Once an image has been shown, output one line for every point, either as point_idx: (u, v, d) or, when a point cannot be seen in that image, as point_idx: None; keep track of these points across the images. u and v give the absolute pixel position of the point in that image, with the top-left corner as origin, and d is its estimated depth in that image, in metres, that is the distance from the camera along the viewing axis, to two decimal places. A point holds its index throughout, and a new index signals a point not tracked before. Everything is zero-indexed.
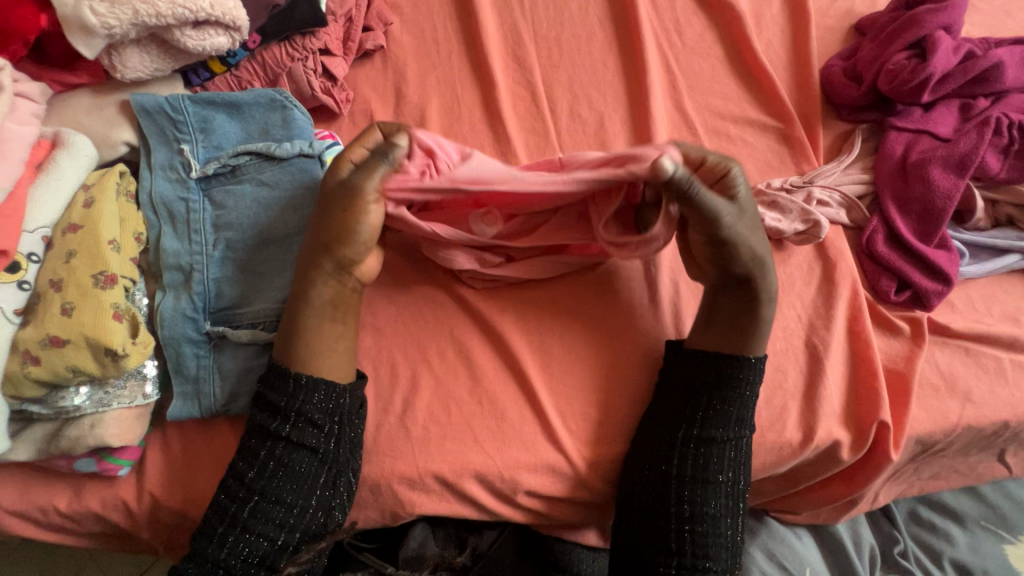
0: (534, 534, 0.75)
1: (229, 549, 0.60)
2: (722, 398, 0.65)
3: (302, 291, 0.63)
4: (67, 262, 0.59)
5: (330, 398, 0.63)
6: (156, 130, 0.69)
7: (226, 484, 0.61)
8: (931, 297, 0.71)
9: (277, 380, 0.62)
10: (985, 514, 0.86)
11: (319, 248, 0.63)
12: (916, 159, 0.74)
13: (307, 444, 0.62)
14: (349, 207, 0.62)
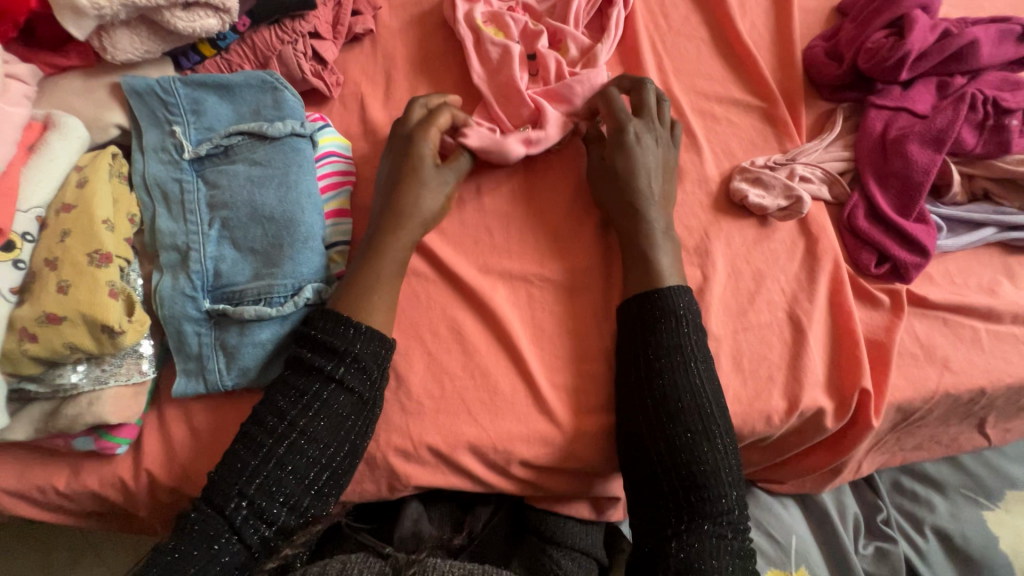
0: (530, 511, 0.76)
1: (257, 486, 0.57)
2: (676, 325, 0.66)
3: (376, 251, 0.67)
4: (62, 241, 0.60)
5: (380, 349, 0.64)
6: (148, 112, 0.70)
7: (263, 421, 0.60)
8: (910, 269, 0.73)
9: (333, 325, 0.63)
10: (965, 483, 0.89)
11: (393, 211, 0.69)
12: (895, 136, 0.76)
13: (351, 387, 0.62)
14: (416, 174, 0.70)
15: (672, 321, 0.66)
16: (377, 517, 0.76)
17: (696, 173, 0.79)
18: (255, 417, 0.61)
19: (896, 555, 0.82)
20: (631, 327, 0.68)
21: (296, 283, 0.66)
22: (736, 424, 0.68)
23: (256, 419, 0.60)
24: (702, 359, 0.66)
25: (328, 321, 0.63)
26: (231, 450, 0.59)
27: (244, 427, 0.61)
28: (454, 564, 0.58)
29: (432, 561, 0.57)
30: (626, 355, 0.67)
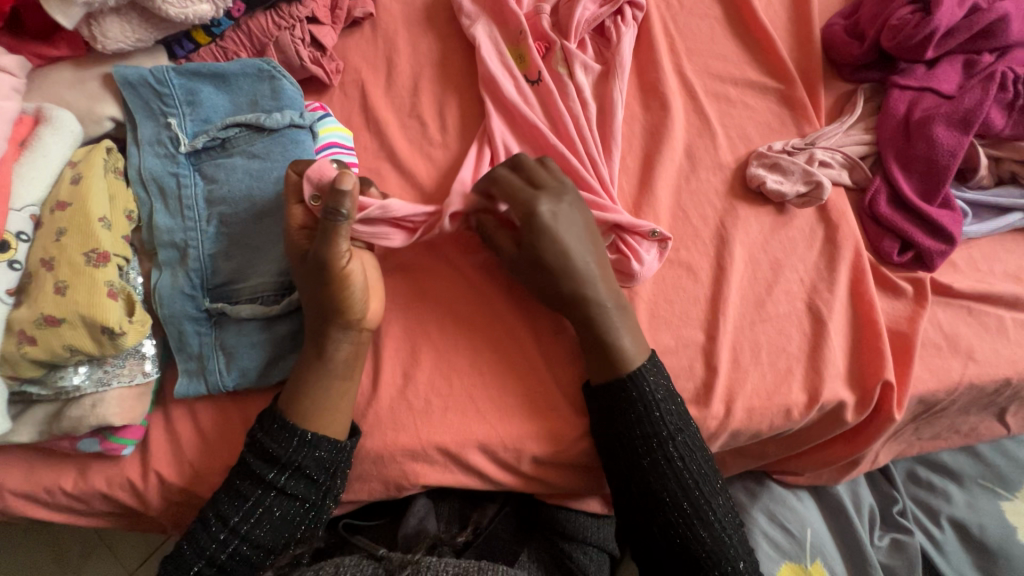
0: (535, 504, 0.77)
1: (230, 552, 0.59)
2: (652, 415, 0.63)
3: (307, 361, 0.63)
4: (57, 240, 0.58)
5: (329, 455, 0.62)
6: (141, 103, 0.67)
7: (205, 524, 0.60)
8: (935, 257, 0.71)
9: (280, 432, 0.61)
10: (983, 473, 0.87)
11: (319, 320, 0.62)
12: (920, 117, 0.73)
13: (314, 469, 0.61)
14: (326, 268, 0.59)
15: (647, 413, 0.63)
16: (385, 513, 0.75)
17: (711, 160, 0.77)
18: (200, 517, 0.60)
19: (911, 547, 0.81)
20: (602, 406, 0.64)
21: (287, 279, 0.65)
22: (754, 420, 0.66)
23: (201, 520, 0.60)
24: (684, 436, 0.63)
25: (279, 438, 0.61)
26: (179, 547, 0.60)
27: (192, 524, 0.61)
28: (449, 562, 0.58)
29: (429, 561, 0.57)
30: (610, 445, 0.64)
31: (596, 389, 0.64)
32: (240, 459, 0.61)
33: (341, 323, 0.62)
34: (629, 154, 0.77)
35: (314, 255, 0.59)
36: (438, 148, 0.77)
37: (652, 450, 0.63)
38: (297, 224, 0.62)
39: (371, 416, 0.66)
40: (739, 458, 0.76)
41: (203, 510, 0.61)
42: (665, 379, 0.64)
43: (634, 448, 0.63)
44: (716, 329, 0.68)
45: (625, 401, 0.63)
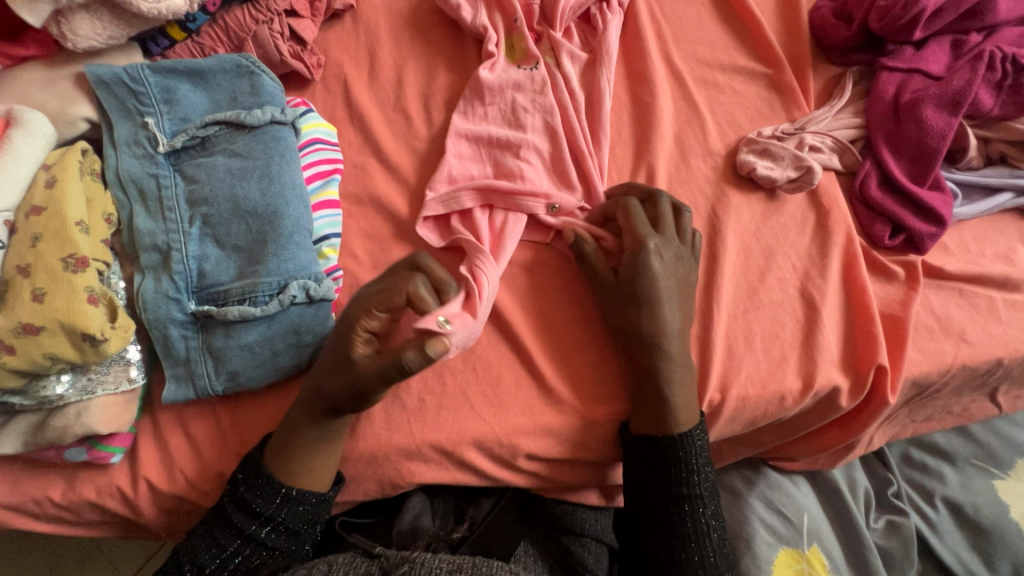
0: (534, 498, 0.75)
1: None
2: (690, 477, 0.64)
3: (297, 437, 0.60)
4: (33, 246, 0.56)
5: (311, 509, 0.62)
6: (116, 103, 0.65)
7: (178, 564, 0.59)
8: (926, 239, 0.70)
9: (264, 488, 0.60)
10: (975, 452, 0.88)
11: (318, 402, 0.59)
12: (909, 99, 0.73)
13: (295, 524, 0.61)
14: (353, 388, 0.57)
15: (688, 477, 0.64)
16: (379, 511, 0.75)
17: (700, 147, 0.76)
18: (175, 557, 0.59)
19: (907, 528, 0.81)
20: (638, 459, 0.65)
21: (277, 281, 0.62)
22: (749, 408, 0.66)
23: (174, 560, 0.59)
24: (712, 504, 0.65)
25: (261, 493, 0.60)
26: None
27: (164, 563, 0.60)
28: (443, 559, 0.56)
29: (423, 558, 0.56)
30: (644, 496, 0.65)
31: (635, 443, 0.65)
32: (219, 506, 0.60)
33: (327, 412, 0.59)
34: (619, 144, 0.76)
35: (350, 369, 0.58)
36: (424, 141, 0.76)
37: (683, 511, 0.64)
38: (365, 324, 0.59)
39: (364, 417, 0.65)
40: (735, 446, 0.76)
41: (176, 549, 0.60)
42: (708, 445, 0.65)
43: (664, 501, 0.64)
44: (709, 318, 0.68)
45: (668, 462, 0.63)
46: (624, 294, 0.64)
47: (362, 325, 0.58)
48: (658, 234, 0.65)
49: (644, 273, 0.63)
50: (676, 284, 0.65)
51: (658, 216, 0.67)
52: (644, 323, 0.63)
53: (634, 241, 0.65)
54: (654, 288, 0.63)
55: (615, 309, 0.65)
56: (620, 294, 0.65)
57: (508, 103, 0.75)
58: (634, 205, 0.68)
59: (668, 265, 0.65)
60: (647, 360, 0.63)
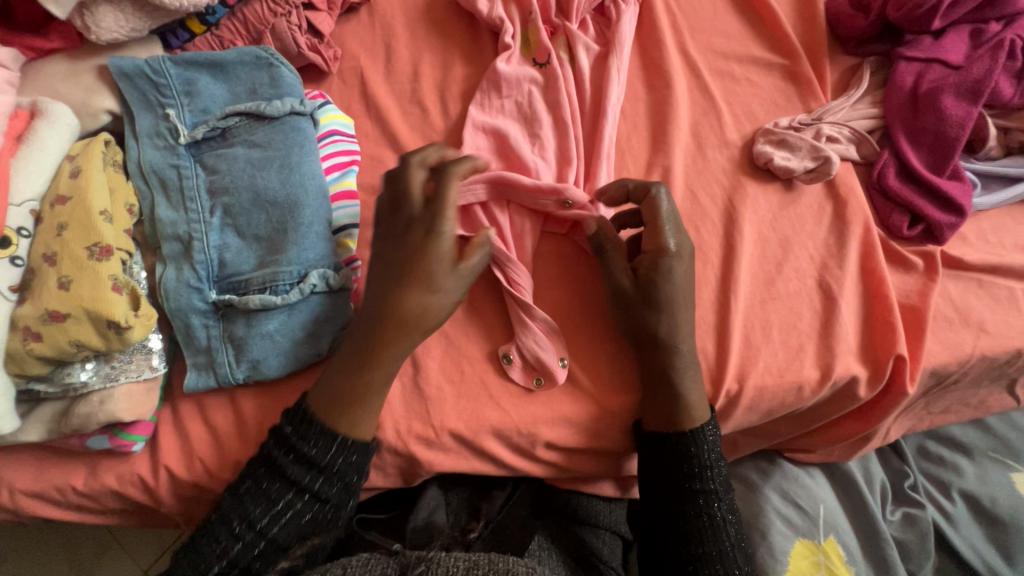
0: (548, 488, 0.76)
1: (258, 551, 0.58)
2: (703, 471, 0.64)
3: (382, 360, 0.60)
4: (59, 235, 0.57)
5: (360, 459, 0.61)
6: (138, 95, 0.66)
7: (227, 521, 0.58)
8: (944, 230, 0.70)
9: (316, 436, 0.59)
10: (992, 445, 0.88)
11: (389, 318, 0.59)
12: (928, 89, 0.72)
13: (345, 477, 0.60)
14: (449, 290, 0.60)
15: (700, 471, 0.63)
16: (396, 505, 0.75)
17: (716, 138, 0.76)
18: (222, 514, 0.58)
19: (923, 520, 0.81)
20: (653, 456, 0.65)
21: (297, 270, 0.63)
22: (767, 397, 0.66)
23: (222, 516, 0.58)
24: (726, 498, 0.65)
25: (315, 441, 0.59)
26: (196, 539, 0.58)
27: (211, 519, 0.59)
28: (459, 556, 0.56)
29: (440, 556, 0.55)
30: (659, 491, 0.65)
31: (648, 440, 0.65)
32: (269, 455, 0.59)
33: (421, 332, 0.60)
34: (635, 135, 0.76)
35: (446, 274, 0.60)
36: (440, 133, 0.76)
37: (699, 506, 0.63)
38: (448, 228, 0.60)
39: (382, 406, 0.66)
40: (751, 437, 0.76)
41: (223, 505, 0.59)
42: (719, 440, 0.65)
43: (680, 498, 0.64)
44: (727, 308, 0.68)
45: (681, 456, 0.63)
46: (637, 298, 0.64)
47: (448, 230, 0.60)
48: (677, 235, 0.64)
49: (662, 277, 0.63)
50: (686, 288, 0.64)
51: (671, 207, 0.65)
52: (660, 327, 0.63)
53: (654, 242, 0.64)
54: (664, 295, 0.63)
55: (628, 317, 0.64)
56: (636, 299, 0.64)
57: (524, 96, 0.75)
58: (659, 194, 0.65)
59: (683, 265, 0.64)
60: (654, 363, 0.63)
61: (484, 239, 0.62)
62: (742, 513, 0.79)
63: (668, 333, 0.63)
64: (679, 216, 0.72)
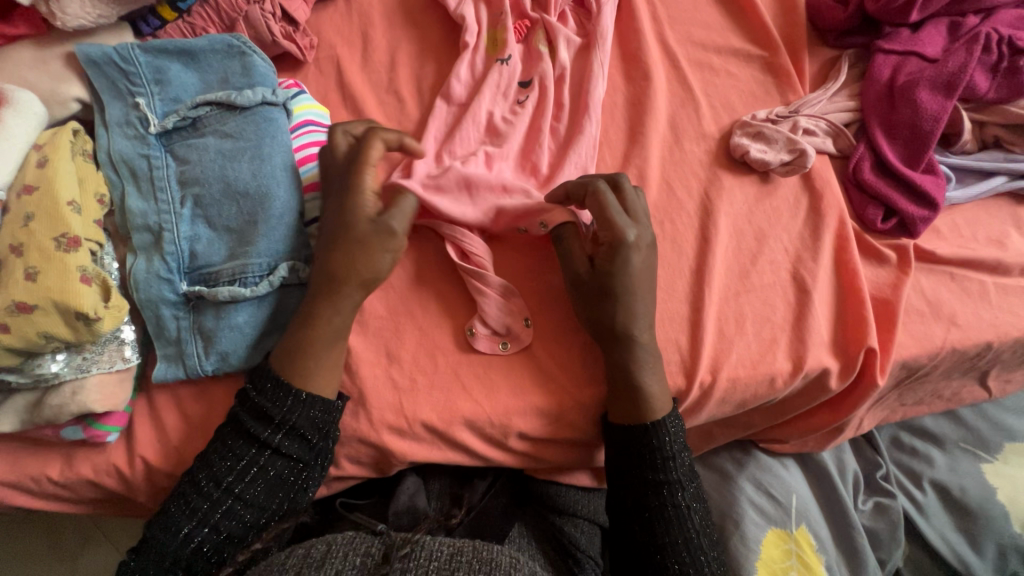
0: (526, 480, 0.78)
1: (224, 510, 0.59)
2: (667, 463, 0.64)
3: (324, 313, 0.62)
4: (26, 225, 0.56)
5: (321, 416, 0.62)
6: (107, 83, 0.65)
7: (196, 482, 0.59)
8: (918, 223, 0.70)
9: (275, 392, 0.61)
10: (964, 436, 0.89)
11: (346, 279, 0.62)
12: (904, 82, 0.72)
13: (305, 435, 0.61)
14: (382, 245, 0.62)
15: (664, 462, 0.64)
16: (375, 492, 0.77)
17: (694, 130, 0.76)
18: (191, 478, 0.60)
19: (894, 510, 0.82)
20: (618, 446, 0.65)
21: (269, 261, 0.63)
22: (740, 389, 0.67)
23: (191, 478, 0.60)
24: (690, 488, 0.65)
25: (273, 398, 0.61)
26: (167, 506, 0.59)
27: (181, 485, 0.60)
28: (443, 541, 0.56)
29: (424, 540, 0.56)
30: (623, 485, 0.65)
31: (615, 431, 0.65)
32: (233, 414, 0.61)
33: (360, 285, 0.62)
34: (612, 127, 0.76)
35: (375, 229, 0.62)
36: (416, 124, 0.76)
37: (662, 496, 0.64)
38: (367, 185, 0.63)
39: (356, 397, 0.66)
40: (725, 428, 0.77)
41: (192, 469, 0.61)
42: (683, 432, 0.66)
43: (644, 489, 0.64)
44: (700, 301, 0.68)
45: (644, 449, 0.64)
46: (594, 291, 0.63)
47: (366, 186, 0.63)
48: (635, 224, 0.63)
49: (620, 269, 0.62)
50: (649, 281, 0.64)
51: (626, 199, 0.65)
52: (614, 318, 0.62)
53: (610, 232, 0.62)
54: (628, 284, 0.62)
55: (584, 306, 0.64)
56: (592, 289, 0.63)
57: (493, 90, 0.74)
58: (602, 189, 0.64)
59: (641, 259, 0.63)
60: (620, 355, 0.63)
61: (406, 198, 0.64)
62: (716, 502, 0.81)
63: (640, 325, 0.63)
64: (655, 209, 0.72)
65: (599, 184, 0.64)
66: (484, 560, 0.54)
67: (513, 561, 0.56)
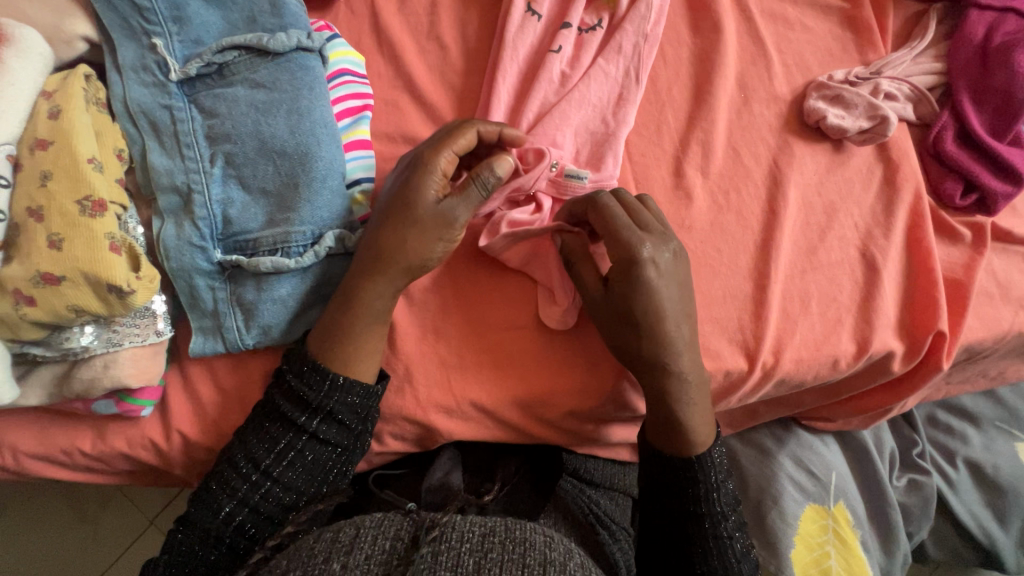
0: (545, 458, 0.74)
1: (263, 492, 0.57)
2: (710, 496, 0.59)
3: (367, 300, 0.57)
4: (43, 185, 0.50)
5: (361, 401, 0.58)
6: (118, 20, 0.57)
7: (235, 464, 0.57)
8: (999, 201, 0.66)
9: (311, 375, 0.57)
10: (1001, 415, 0.89)
11: (389, 265, 0.56)
12: (1001, 42, 0.67)
13: (343, 419, 0.58)
14: (438, 229, 0.56)
15: (706, 493, 0.59)
16: (410, 463, 0.75)
17: (765, 91, 0.70)
18: (228, 457, 0.57)
19: (928, 487, 0.83)
20: (660, 466, 0.60)
21: (313, 229, 0.58)
22: (802, 371, 0.64)
23: (230, 460, 0.57)
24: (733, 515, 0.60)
25: (308, 381, 0.57)
26: (208, 484, 0.57)
27: (219, 463, 0.58)
28: (474, 521, 0.48)
29: (453, 521, 0.47)
30: (660, 493, 0.61)
31: (653, 456, 0.61)
32: (270, 398, 0.58)
33: (411, 271, 0.57)
34: (676, 85, 0.70)
35: (434, 213, 0.56)
36: (461, 76, 0.69)
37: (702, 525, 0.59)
38: (437, 166, 0.57)
39: (403, 373, 0.63)
40: (772, 405, 0.76)
41: (230, 448, 0.58)
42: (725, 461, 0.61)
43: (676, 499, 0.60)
44: (766, 278, 0.64)
45: (685, 482, 0.59)
46: (615, 312, 0.56)
47: (439, 164, 0.56)
48: (650, 238, 0.56)
49: (643, 288, 0.54)
50: (686, 293, 0.57)
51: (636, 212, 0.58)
52: (642, 352, 0.56)
53: (624, 249, 0.55)
54: (658, 308, 0.55)
55: (613, 333, 0.57)
56: (613, 312, 0.56)
57: (525, 47, 0.68)
58: (610, 200, 0.57)
59: (674, 274, 0.56)
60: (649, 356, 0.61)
61: (479, 181, 0.56)
62: (754, 478, 0.80)
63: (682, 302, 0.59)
64: (720, 178, 0.67)
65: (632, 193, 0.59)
66: (518, 539, 0.47)
67: (548, 539, 0.49)
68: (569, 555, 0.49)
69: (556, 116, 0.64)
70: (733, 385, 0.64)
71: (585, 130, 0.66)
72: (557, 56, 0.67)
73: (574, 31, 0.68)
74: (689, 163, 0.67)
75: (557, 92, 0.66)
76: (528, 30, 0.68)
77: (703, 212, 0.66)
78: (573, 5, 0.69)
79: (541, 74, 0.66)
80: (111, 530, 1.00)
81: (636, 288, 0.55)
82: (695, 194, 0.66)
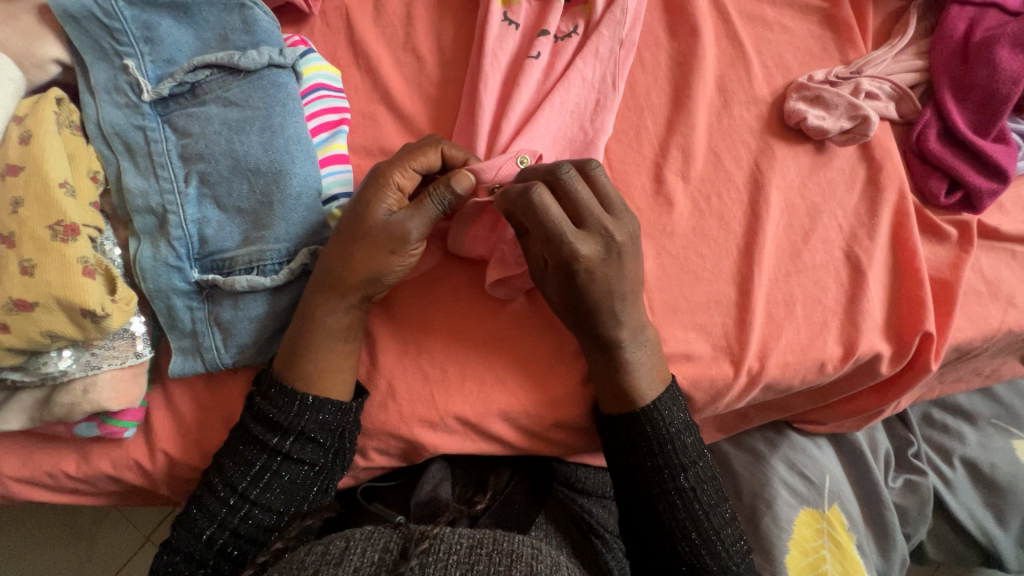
0: (541, 467, 0.72)
1: (243, 515, 0.56)
2: (665, 447, 0.59)
3: (320, 318, 0.57)
4: (15, 212, 0.50)
5: (333, 418, 0.58)
6: (90, 42, 0.57)
7: (212, 489, 0.56)
8: (984, 198, 0.65)
9: (279, 397, 0.57)
10: (996, 413, 0.88)
11: (340, 282, 0.56)
12: (981, 39, 0.67)
13: (316, 438, 0.57)
14: (390, 245, 0.56)
15: (660, 446, 0.59)
16: (401, 474, 0.73)
17: (744, 93, 0.69)
18: (205, 481, 0.57)
19: (924, 487, 0.82)
20: (615, 437, 0.60)
21: (287, 247, 0.58)
22: (788, 376, 0.63)
23: (208, 486, 0.57)
24: (695, 466, 0.60)
25: (277, 402, 0.57)
26: (188, 509, 0.57)
27: (198, 489, 0.58)
28: (463, 533, 0.48)
29: (442, 532, 0.47)
30: (619, 465, 0.61)
31: (608, 423, 0.61)
32: (243, 424, 0.58)
33: (365, 288, 0.57)
34: (655, 90, 0.70)
35: (385, 227, 0.56)
36: (438, 87, 0.69)
37: (663, 480, 0.59)
38: (392, 183, 0.57)
39: (385, 388, 0.62)
40: (762, 410, 0.75)
41: (207, 474, 0.58)
42: (680, 411, 0.60)
43: (643, 477, 0.59)
44: (750, 283, 0.63)
45: (639, 437, 0.59)
46: (564, 304, 0.57)
47: (395, 180, 0.57)
48: (586, 239, 0.54)
49: (595, 290, 0.55)
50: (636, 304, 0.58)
51: (576, 203, 0.54)
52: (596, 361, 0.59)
53: (559, 254, 0.54)
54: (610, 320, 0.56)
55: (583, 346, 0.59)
56: (562, 307, 0.57)
57: (504, 56, 0.68)
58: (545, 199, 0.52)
59: (613, 271, 0.55)
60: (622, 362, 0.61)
61: (433, 198, 0.56)
62: (748, 483, 0.79)
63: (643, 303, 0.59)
64: (701, 183, 0.67)
65: (569, 170, 0.53)
66: (505, 551, 0.46)
67: (535, 552, 0.48)
68: (556, 567, 0.48)
69: (534, 123, 0.63)
70: (719, 393, 0.63)
71: (563, 138, 0.65)
72: (536, 64, 0.66)
73: (550, 38, 0.68)
74: (669, 168, 0.67)
75: (536, 100, 0.66)
76: (504, 39, 0.68)
77: (684, 218, 0.65)
78: (550, 12, 0.68)
79: (518, 82, 0.65)
80: (107, 548, 1.00)
81: (570, 287, 0.55)
82: (676, 199, 0.66)
